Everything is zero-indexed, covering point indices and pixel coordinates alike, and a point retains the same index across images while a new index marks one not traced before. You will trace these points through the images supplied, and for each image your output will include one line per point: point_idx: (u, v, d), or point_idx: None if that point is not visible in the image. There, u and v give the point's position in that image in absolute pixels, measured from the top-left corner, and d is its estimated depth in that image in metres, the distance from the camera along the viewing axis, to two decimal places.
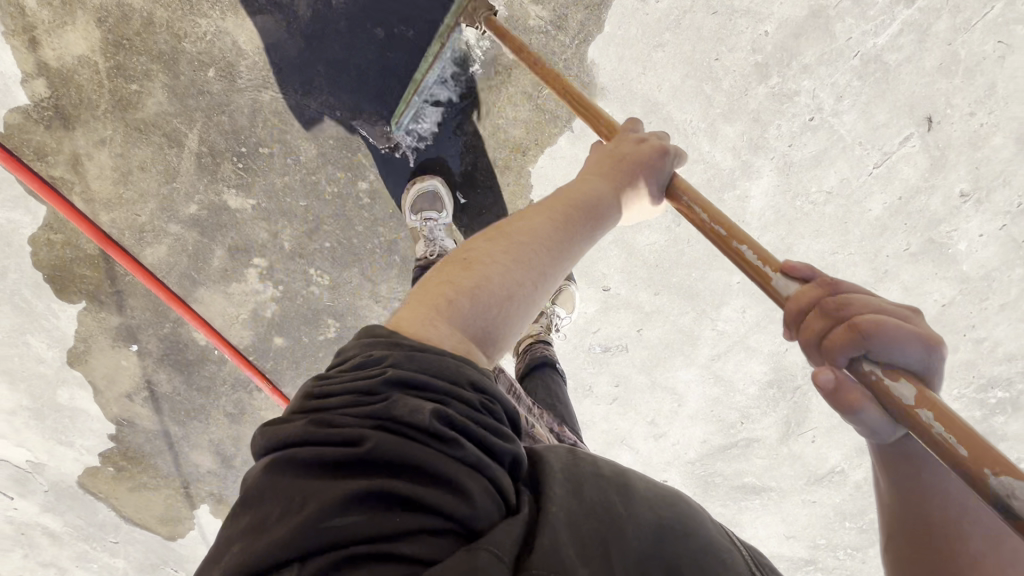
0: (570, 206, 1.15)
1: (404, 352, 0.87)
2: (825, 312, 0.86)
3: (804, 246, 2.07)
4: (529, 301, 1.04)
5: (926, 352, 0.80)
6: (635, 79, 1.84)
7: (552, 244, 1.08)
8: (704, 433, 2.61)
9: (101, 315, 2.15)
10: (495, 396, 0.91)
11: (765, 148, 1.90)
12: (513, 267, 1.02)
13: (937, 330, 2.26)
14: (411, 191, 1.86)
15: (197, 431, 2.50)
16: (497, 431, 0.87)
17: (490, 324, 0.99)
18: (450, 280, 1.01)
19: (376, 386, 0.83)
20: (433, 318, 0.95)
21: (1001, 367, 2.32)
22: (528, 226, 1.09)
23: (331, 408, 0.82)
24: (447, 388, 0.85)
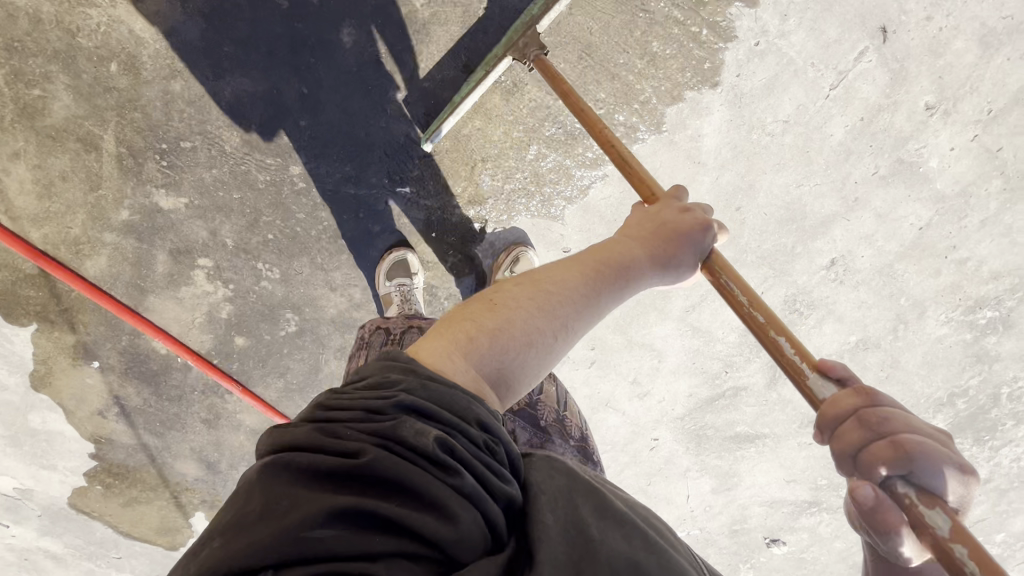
0: (609, 257, 1.16)
1: (419, 379, 0.92)
2: (863, 423, 0.76)
3: (766, 182, 1.97)
4: (544, 353, 1.07)
5: (962, 484, 0.72)
6: (564, 22, 1.72)
7: (575, 293, 1.10)
8: (689, 386, 2.55)
9: (55, 335, 2.11)
10: (500, 435, 0.93)
11: (712, 81, 1.80)
12: (534, 314, 1.06)
13: (917, 254, 2.17)
14: (387, 262, 1.97)
15: (176, 442, 2.47)
16: (495, 466, 0.88)
17: (503, 369, 1.03)
18: (474, 318, 1.06)
19: (386, 407, 0.87)
20: (453, 353, 1.01)
21: (988, 286, 2.24)
22: (557, 273, 1.13)
23: (341, 424, 0.87)
24: (455, 419, 0.88)
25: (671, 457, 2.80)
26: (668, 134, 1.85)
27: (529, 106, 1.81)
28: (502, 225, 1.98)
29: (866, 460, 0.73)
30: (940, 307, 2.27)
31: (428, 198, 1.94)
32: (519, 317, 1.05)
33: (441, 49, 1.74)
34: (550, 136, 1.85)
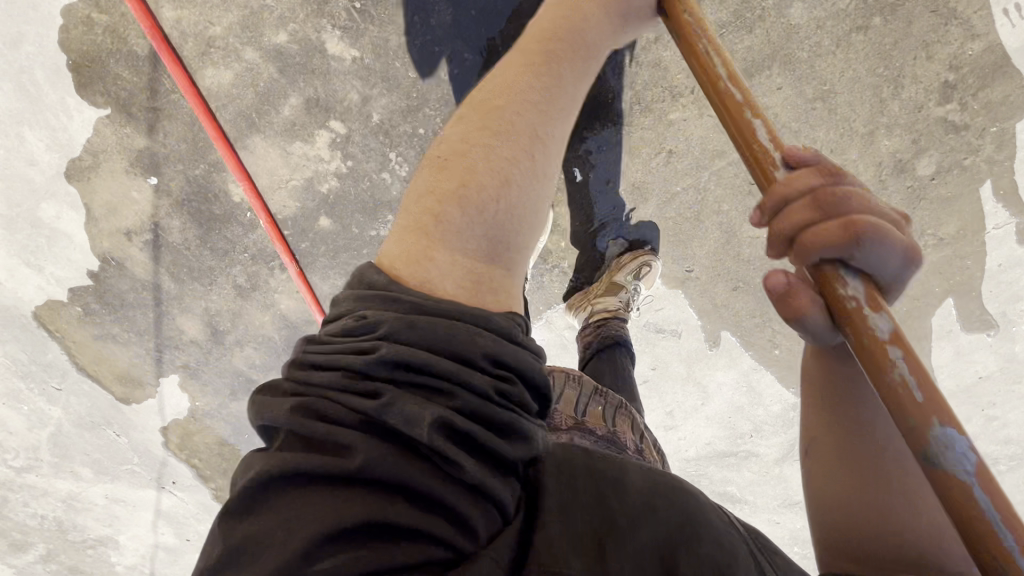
0: (563, 41, 0.98)
1: (402, 317, 0.77)
2: (816, 204, 0.73)
3: None
4: (530, 178, 0.91)
5: (903, 264, 0.73)
6: (823, 56, 1.60)
7: (542, 114, 0.94)
8: (712, 436, 2.60)
9: (127, 130, 1.83)
10: (511, 374, 0.79)
11: (908, 173, 1.77)
12: (500, 148, 0.89)
13: (962, 396, 2.34)
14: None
15: (192, 296, 2.21)
16: (505, 426, 0.78)
17: (497, 229, 0.87)
18: (433, 189, 0.88)
19: (366, 367, 0.74)
20: (425, 246, 0.85)
21: (996, 447, 2.49)
22: (499, 88, 0.94)
23: (322, 394, 0.75)
24: (448, 372, 0.75)
25: None
26: None
27: None
28: (648, 220, 1.91)
29: (808, 245, 0.73)
30: None
31: (596, 165, 1.81)
32: (482, 156, 0.88)
33: None
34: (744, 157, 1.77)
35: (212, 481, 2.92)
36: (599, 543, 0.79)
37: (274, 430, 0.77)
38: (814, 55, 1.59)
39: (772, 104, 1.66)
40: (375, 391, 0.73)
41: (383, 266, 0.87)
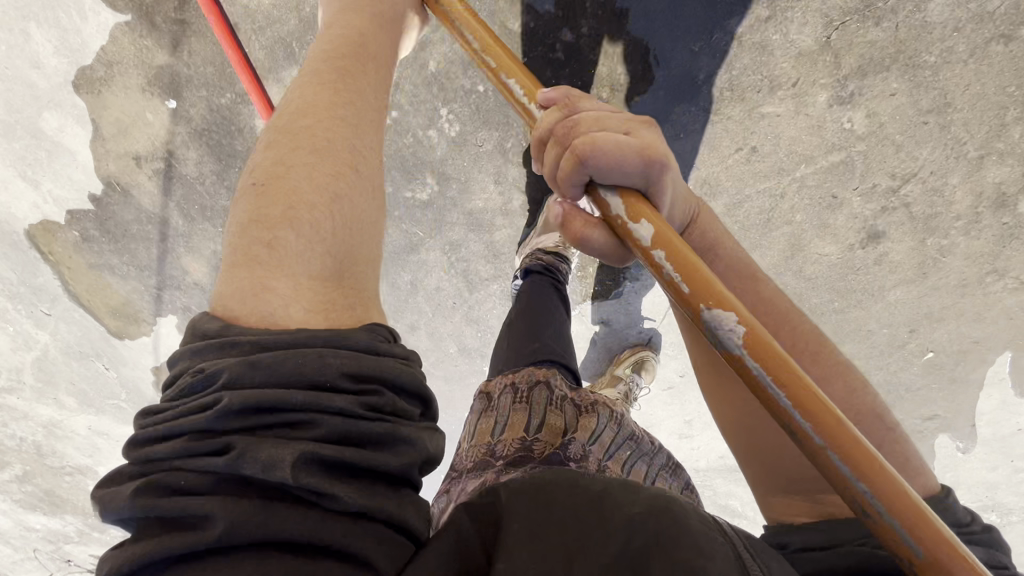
0: (348, 60, 1.04)
1: (242, 357, 0.73)
2: (559, 141, 0.91)
3: (953, 324, 1.89)
4: (371, 188, 0.94)
5: (641, 163, 0.86)
6: (950, 65, 1.40)
7: (363, 130, 0.97)
8: (726, 450, 2.50)
9: (147, 42, 1.62)
10: (375, 385, 0.77)
11: (1007, 208, 1.61)
12: (321, 160, 0.90)
13: (994, 445, 2.26)
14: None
15: (202, 237, 2.03)
16: (374, 445, 0.76)
17: (340, 240, 0.87)
18: (258, 218, 0.85)
19: (210, 421, 0.71)
20: (264, 279, 0.81)
21: (1013, 498, 2.44)
22: (302, 106, 0.95)
23: (170, 464, 0.71)
24: (302, 403, 0.72)
25: None
26: (922, 233, 1.69)
27: (841, 127, 1.52)
28: None
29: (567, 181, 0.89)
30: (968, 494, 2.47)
31: None
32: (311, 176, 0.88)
33: (820, 7, 1.37)
34: (834, 167, 1.59)
35: None
36: (566, 557, 0.75)
37: (126, 523, 0.72)
38: (942, 62, 1.40)
39: (881, 111, 1.48)
40: (223, 448, 0.70)
41: (218, 312, 0.81)
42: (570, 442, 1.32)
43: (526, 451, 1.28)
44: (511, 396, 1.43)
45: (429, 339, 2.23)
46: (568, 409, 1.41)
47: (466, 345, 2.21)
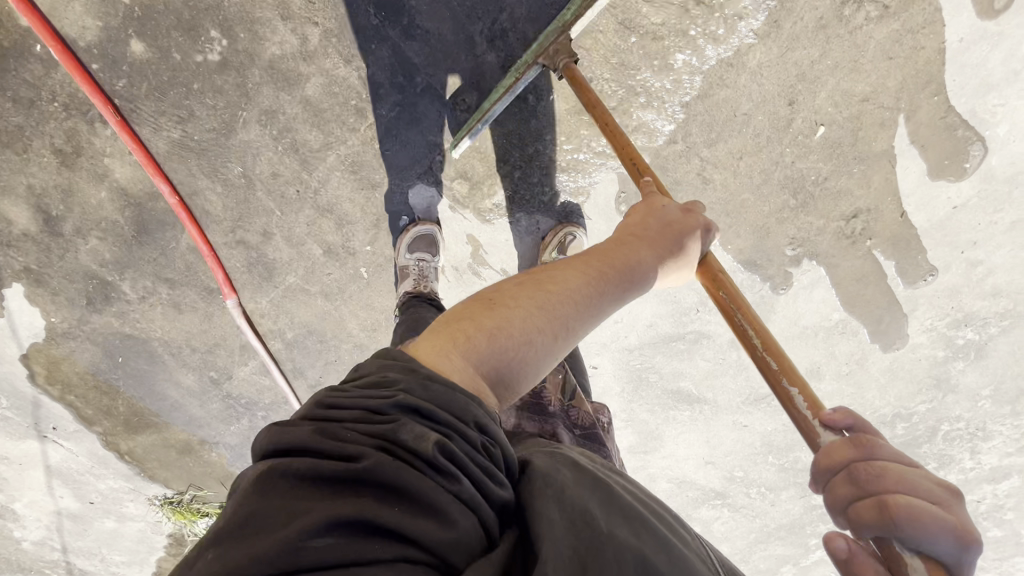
0: (621, 258, 1.14)
1: (420, 379, 0.88)
2: (852, 479, 0.70)
3: (832, 82, 1.70)
4: (547, 351, 1.02)
5: (957, 544, 0.65)
6: None
7: (583, 308, 1.06)
8: (653, 314, 2.26)
9: None
10: (496, 438, 0.92)
11: None
12: (538, 313, 1.02)
13: (937, 236, 2.01)
14: (410, 236, 1.94)
15: (9, 172, 1.86)
16: (491, 470, 0.87)
17: (503, 368, 0.98)
18: (475, 314, 1.02)
19: (383, 406, 0.84)
20: (452, 352, 0.96)
21: (983, 303, 2.19)
22: (558, 272, 1.09)
23: (338, 423, 0.83)
24: (452, 420, 0.85)
25: (603, 394, 2.50)
26: None
27: None
28: (522, 14, 1.65)
29: (857, 530, 0.68)
30: (931, 311, 2.22)
31: None
32: (518, 316, 1.00)
33: None
34: None
35: (97, 423, 2.58)
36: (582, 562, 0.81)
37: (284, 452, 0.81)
38: None
39: None
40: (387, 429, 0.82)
41: (417, 349, 0.99)
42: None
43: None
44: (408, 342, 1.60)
45: (291, 248, 2.03)
46: None
47: (329, 244, 2.02)
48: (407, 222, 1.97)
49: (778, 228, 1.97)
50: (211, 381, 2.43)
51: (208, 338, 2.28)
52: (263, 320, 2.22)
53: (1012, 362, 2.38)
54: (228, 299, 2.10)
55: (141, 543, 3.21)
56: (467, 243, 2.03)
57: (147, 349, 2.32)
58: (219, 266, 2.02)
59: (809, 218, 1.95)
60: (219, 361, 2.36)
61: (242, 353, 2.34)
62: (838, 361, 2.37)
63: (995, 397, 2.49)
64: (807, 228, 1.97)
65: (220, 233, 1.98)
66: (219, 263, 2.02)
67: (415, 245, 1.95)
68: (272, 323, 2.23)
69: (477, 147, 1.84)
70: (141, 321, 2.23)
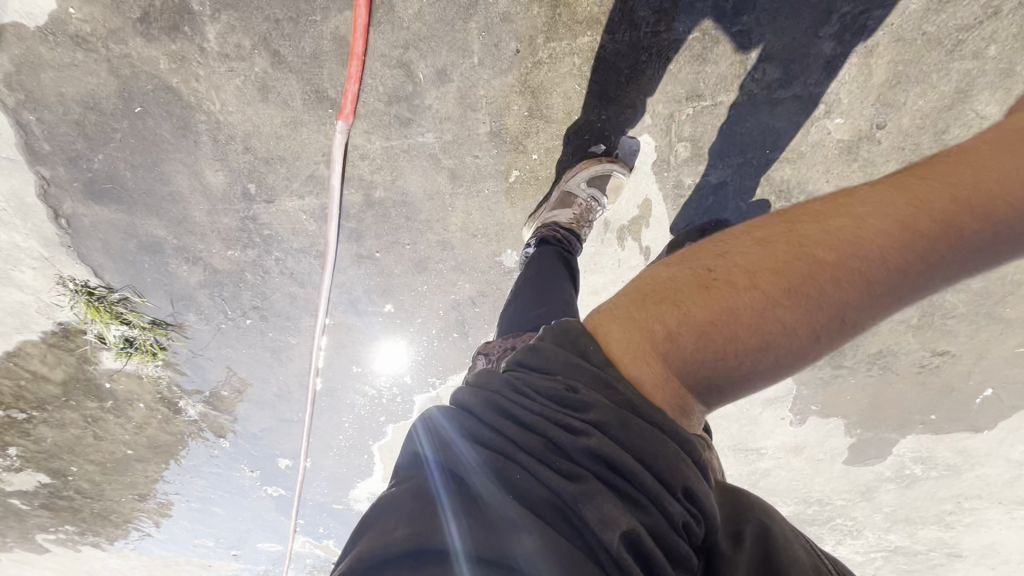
0: (978, 218, 0.74)
1: (618, 413, 0.81)
2: None
3: None
4: (797, 351, 0.82)
5: None
6: None
7: (868, 304, 0.79)
8: None
9: None
10: (700, 511, 0.81)
11: None
12: (783, 301, 0.80)
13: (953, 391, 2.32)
14: (602, 166, 1.64)
15: None
16: (683, 556, 0.77)
17: (724, 371, 0.83)
18: (695, 292, 0.84)
19: (575, 448, 0.79)
20: (647, 350, 0.85)
21: (946, 452, 2.56)
22: (840, 236, 0.80)
23: (522, 457, 0.80)
24: (646, 486, 0.77)
25: None
26: None
27: None
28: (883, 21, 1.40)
29: None
30: (909, 441, 2.55)
31: None
32: (749, 307, 0.80)
33: None
34: None
35: (45, 165, 1.88)
36: None
37: (456, 481, 0.81)
38: None
39: None
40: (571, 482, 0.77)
41: (603, 339, 0.90)
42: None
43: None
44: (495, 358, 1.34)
45: (457, 104, 1.62)
46: None
47: (500, 125, 1.65)
48: (601, 152, 1.67)
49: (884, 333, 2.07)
50: (240, 192, 1.90)
51: (274, 145, 1.77)
52: (358, 162, 1.77)
53: (921, 496, 2.75)
54: (340, 119, 1.61)
55: (12, 314, 2.53)
56: (639, 207, 1.78)
57: (184, 116, 1.73)
58: (360, 78, 1.52)
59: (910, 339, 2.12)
60: (270, 178, 1.85)
61: (302, 183, 1.85)
62: (820, 448, 2.62)
63: (887, 513, 2.86)
64: (902, 345, 2.17)
65: (388, 40, 1.55)
66: (362, 73, 1.53)
67: (595, 182, 1.66)
68: (367, 170, 1.79)
69: (727, 120, 1.57)
70: (204, 80, 1.65)
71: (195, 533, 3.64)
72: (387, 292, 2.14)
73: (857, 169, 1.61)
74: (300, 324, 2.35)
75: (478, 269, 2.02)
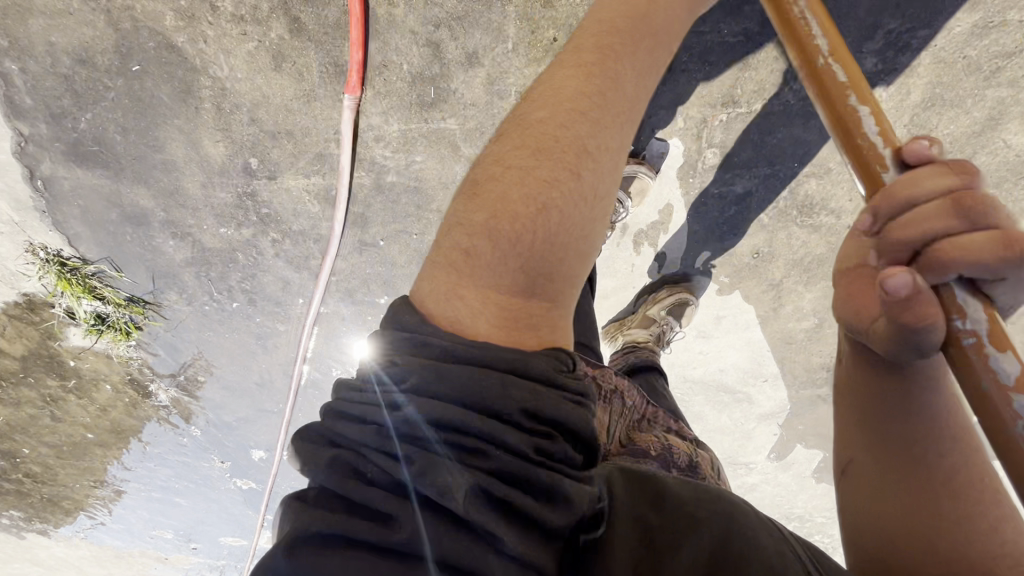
0: (613, 37, 0.84)
1: (430, 367, 0.67)
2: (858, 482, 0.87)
3: None
4: (580, 191, 0.76)
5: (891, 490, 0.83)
6: None
7: (600, 129, 0.78)
8: (730, 363, 2.17)
9: None
10: (556, 426, 0.68)
11: None
12: (534, 157, 0.77)
13: None
14: (628, 166, 1.60)
15: None
16: (558, 490, 0.66)
17: (535, 259, 0.73)
18: (470, 215, 0.77)
19: (395, 421, 0.65)
20: (448, 287, 0.74)
21: None
22: (545, 91, 0.82)
23: (355, 445, 0.66)
24: (479, 432, 0.64)
25: None
26: None
27: None
28: (925, 41, 1.39)
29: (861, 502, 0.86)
30: None
31: None
32: (513, 177, 0.76)
33: None
34: None
35: (24, 120, 1.73)
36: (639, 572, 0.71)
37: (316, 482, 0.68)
38: None
39: None
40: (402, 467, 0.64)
41: (418, 307, 0.76)
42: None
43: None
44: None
45: (483, 90, 1.55)
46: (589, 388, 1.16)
47: None
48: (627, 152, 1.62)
49: None
50: (240, 165, 1.78)
51: (283, 119, 1.66)
52: (371, 144, 1.68)
53: None
54: (348, 93, 1.55)
55: None
56: (659, 212, 1.75)
57: (186, 80, 1.61)
58: (363, 43, 1.46)
59: None
60: (275, 153, 1.73)
61: (309, 161, 1.74)
62: (808, 466, 2.61)
63: None
64: None
65: (418, 16, 1.47)
66: (363, 37, 1.46)
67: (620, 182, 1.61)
68: (381, 153, 1.70)
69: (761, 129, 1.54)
70: (211, 42, 1.54)
71: (154, 524, 3.44)
72: (387, 284, 2.04)
73: None
74: (291, 311, 2.23)
75: None
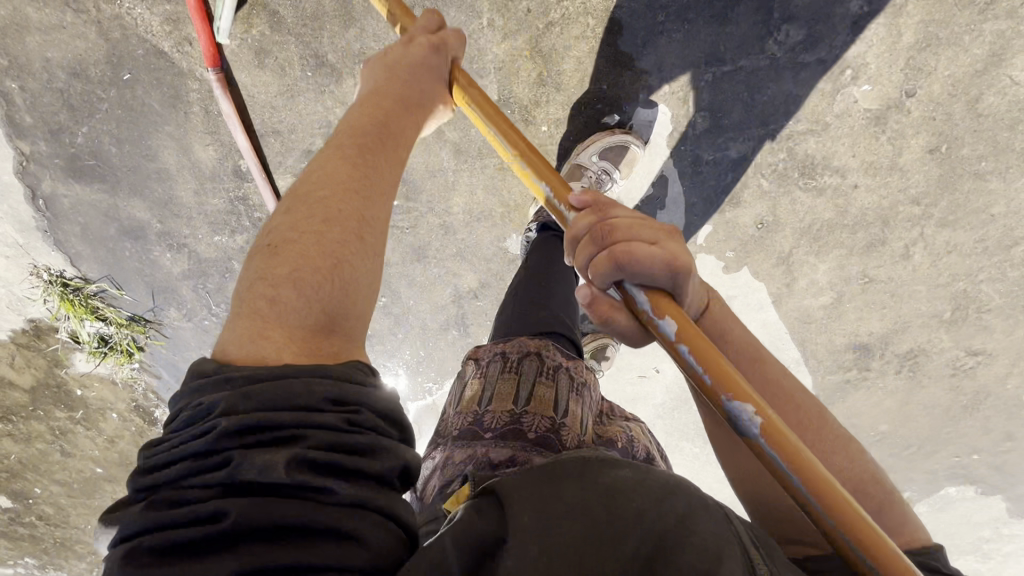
0: (381, 126, 0.91)
1: (231, 388, 0.65)
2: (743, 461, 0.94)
3: None
4: (364, 251, 0.80)
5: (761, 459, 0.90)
6: None
7: (375, 200, 0.83)
8: None
9: None
10: (357, 394, 0.69)
11: None
12: (323, 222, 0.78)
13: (991, 400, 2.09)
14: (615, 137, 1.55)
15: None
16: (373, 442, 0.67)
17: (336, 309, 0.75)
18: (268, 275, 0.75)
19: (197, 444, 0.62)
20: (248, 340, 0.71)
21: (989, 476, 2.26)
22: (326, 167, 0.85)
23: (169, 482, 0.63)
24: (284, 421, 0.63)
25: (639, 396, 2.23)
26: None
27: None
28: None
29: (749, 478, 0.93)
30: (946, 462, 2.27)
31: None
32: (308, 242, 0.77)
33: None
34: None
35: (25, 139, 1.78)
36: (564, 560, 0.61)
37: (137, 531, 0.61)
38: None
39: None
40: (218, 469, 0.61)
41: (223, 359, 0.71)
42: (563, 427, 1.18)
43: (515, 426, 1.16)
44: (499, 365, 1.29)
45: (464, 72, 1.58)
46: (563, 381, 1.27)
47: (508, 93, 1.56)
48: (614, 123, 1.57)
49: (915, 330, 1.91)
50: (231, 169, 1.79)
51: (267, 117, 1.66)
52: None
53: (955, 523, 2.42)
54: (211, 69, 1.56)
55: None
56: (655, 185, 1.68)
57: (175, 85, 1.65)
58: (199, 10, 1.49)
59: (944, 336, 1.93)
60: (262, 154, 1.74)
61: (297, 159, 1.72)
62: None
63: None
64: (933, 343, 1.94)
65: None
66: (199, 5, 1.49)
67: (608, 152, 1.55)
68: None
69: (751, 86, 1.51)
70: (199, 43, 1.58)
71: None
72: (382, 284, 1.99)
73: (883, 138, 1.54)
74: None
75: (480, 257, 1.89)
